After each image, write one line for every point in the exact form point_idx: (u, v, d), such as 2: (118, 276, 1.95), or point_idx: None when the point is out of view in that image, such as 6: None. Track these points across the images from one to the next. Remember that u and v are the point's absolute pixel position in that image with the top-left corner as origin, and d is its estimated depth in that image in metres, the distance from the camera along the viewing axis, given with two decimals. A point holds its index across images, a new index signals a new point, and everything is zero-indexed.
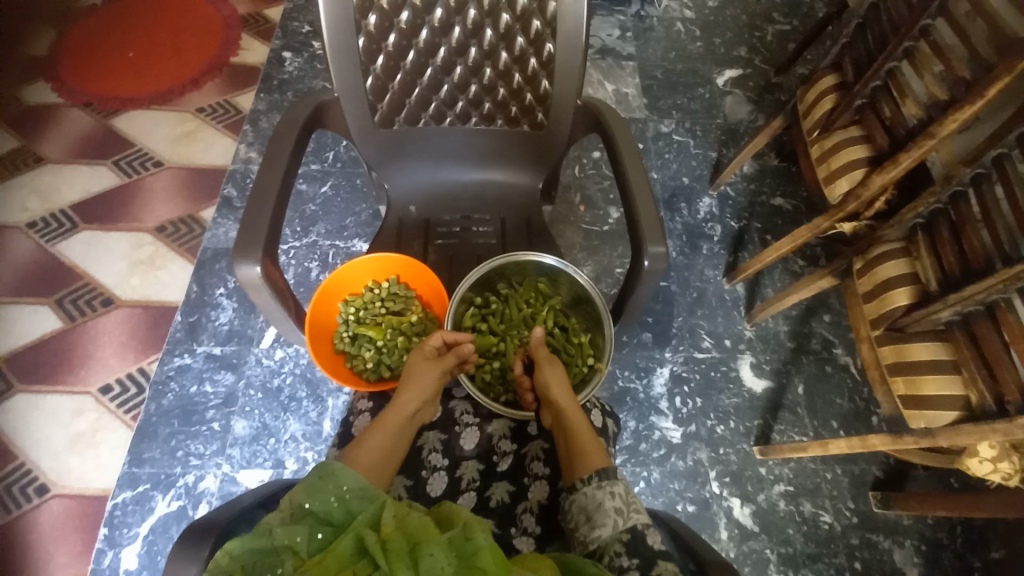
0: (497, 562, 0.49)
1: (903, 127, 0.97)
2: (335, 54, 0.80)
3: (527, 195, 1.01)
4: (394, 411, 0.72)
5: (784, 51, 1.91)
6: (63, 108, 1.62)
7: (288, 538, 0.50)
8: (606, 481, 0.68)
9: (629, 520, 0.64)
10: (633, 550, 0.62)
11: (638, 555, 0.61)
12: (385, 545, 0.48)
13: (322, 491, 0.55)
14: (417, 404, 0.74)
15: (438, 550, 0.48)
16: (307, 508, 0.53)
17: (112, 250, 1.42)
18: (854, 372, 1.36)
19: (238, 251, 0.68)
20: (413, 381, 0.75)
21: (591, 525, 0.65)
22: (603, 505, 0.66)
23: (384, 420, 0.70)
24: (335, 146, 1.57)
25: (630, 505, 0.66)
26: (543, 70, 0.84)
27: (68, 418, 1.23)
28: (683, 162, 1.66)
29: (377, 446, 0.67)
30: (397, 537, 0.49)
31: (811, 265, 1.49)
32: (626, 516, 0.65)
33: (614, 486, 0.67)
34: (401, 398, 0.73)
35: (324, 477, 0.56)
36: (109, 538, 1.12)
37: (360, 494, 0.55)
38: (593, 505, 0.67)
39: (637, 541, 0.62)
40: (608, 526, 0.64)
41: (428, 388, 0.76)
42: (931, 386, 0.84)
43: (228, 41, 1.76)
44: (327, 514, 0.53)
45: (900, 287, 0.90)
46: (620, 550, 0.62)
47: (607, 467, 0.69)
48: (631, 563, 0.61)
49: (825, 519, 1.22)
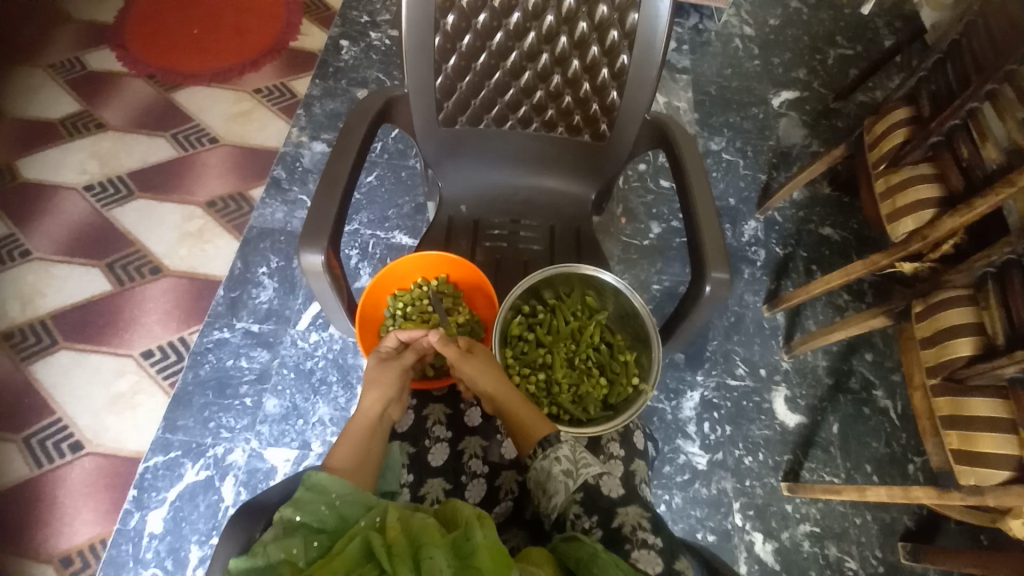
0: (495, 559, 0.48)
1: (981, 170, 0.93)
2: (411, 49, 0.80)
3: (580, 205, 1.00)
4: (360, 417, 0.72)
5: (845, 77, 1.85)
6: (128, 78, 1.68)
7: (284, 552, 0.50)
8: (549, 448, 0.67)
9: (579, 479, 0.64)
10: (591, 508, 0.63)
11: (597, 511, 0.63)
12: (390, 549, 0.48)
13: (313, 503, 0.55)
14: (383, 405, 0.74)
15: (438, 552, 0.48)
16: (298, 520, 0.53)
17: (163, 220, 1.46)
18: (893, 416, 1.31)
19: (305, 240, 0.69)
20: (376, 383, 0.76)
21: (547, 494, 0.65)
22: (552, 474, 0.65)
23: (351, 427, 0.71)
24: (384, 137, 1.59)
25: (578, 464, 0.66)
26: (613, 82, 0.83)
27: (110, 378, 1.28)
28: (731, 182, 1.63)
29: (349, 450, 0.68)
30: (401, 540, 0.49)
31: (856, 300, 1.44)
32: (576, 476, 0.64)
33: (558, 449, 0.67)
34: (366, 401, 0.74)
35: (311, 489, 0.56)
36: (138, 500, 1.15)
37: (350, 500, 0.56)
38: (545, 477, 0.66)
39: (591, 497, 0.64)
40: (562, 492, 0.64)
41: (389, 387, 0.76)
42: (986, 444, 0.81)
43: (288, 25, 1.79)
44: (320, 523, 0.54)
45: (964, 337, 0.87)
46: (579, 511, 0.63)
47: (549, 434, 0.69)
48: (592, 521, 0.63)
49: (850, 565, 1.18)
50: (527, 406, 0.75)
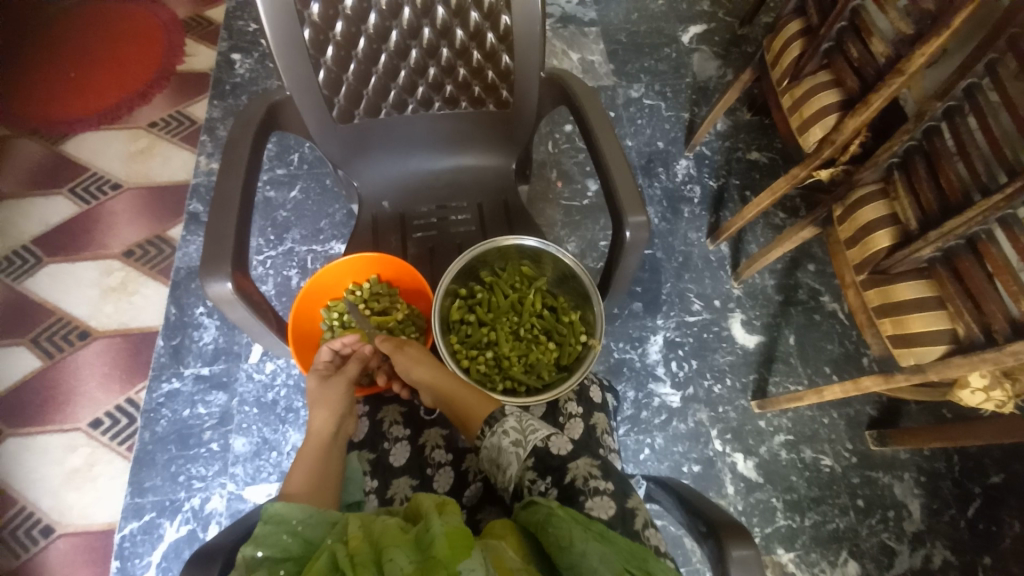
0: (454, 546, 0.48)
1: (873, 68, 0.96)
2: (281, 49, 0.76)
3: (502, 177, 0.98)
4: (311, 439, 0.71)
5: (747, 1, 1.87)
6: (7, 138, 1.54)
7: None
8: (496, 424, 0.68)
9: (529, 446, 0.65)
10: (543, 470, 0.64)
11: (550, 471, 0.64)
12: (353, 559, 0.47)
13: (273, 534, 0.53)
14: (334, 422, 0.73)
15: (398, 552, 0.47)
16: (260, 556, 0.50)
17: (81, 280, 1.37)
18: (842, 318, 1.38)
19: (205, 268, 0.66)
20: (321, 403, 0.75)
21: (502, 469, 0.66)
22: (502, 447, 0.66)
23: (304, 452, 0.70)
24: (299, 148, 1.52)
25: (527, 432, 0.66)
26: (502, 45, 0.81)
27: (61, 456, 1.20)
28: (656, 126, 1.64)
29: (303, 473, 0.66)
30: (364, 548, 0.48)
31: (792, 217, 1.49)
32: (526, 444, 0.65)
33: (504, 423, 0.68)
34: (316, 423, 0.72)
35: (268, 521, 0.53)
36: (122, 570, 1.10)
37: (312, 522, 0.54)
38: (497, 452, 0.67)
39: (542, 459, 0.64)
40: (514, 463, 0.64)
41: (338, 406, 0.75)
42: (918, 324, 0.85)
43: (171, 48, 1.67)
44: (284, 552, 0.51)
45: (881, 229, 0.91)
46: (534, 476, 0.63)
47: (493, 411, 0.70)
48: (547, 483, 0.63)
49: (825, 462, 1.25)
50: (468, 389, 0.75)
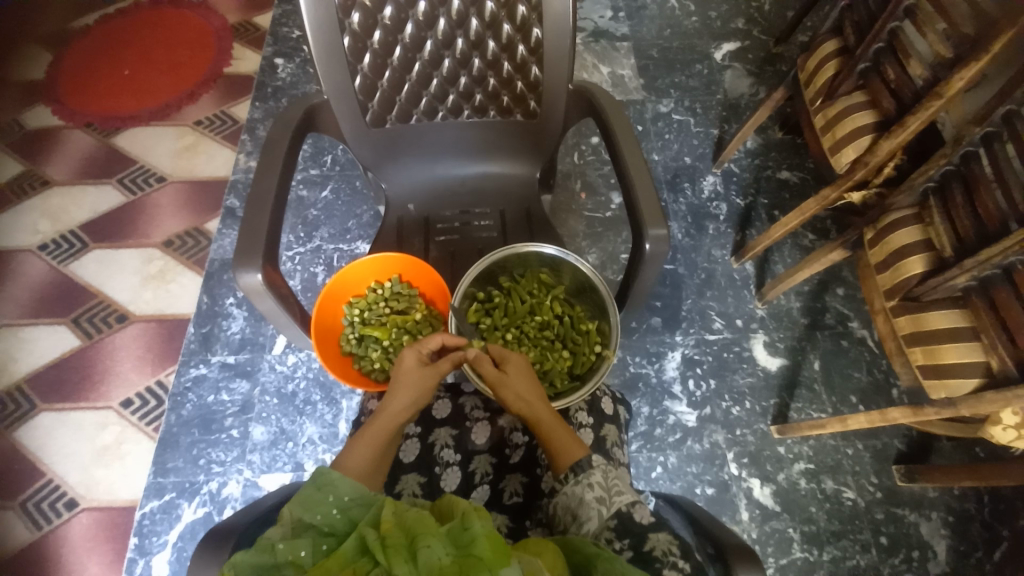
0: (495, 548, 0.48)
1: (910, 90, 0.93)
2: (321, 55, 0.80)
3: (526, 185, 1.00)
4: (383, 419, 0.69)
5: (783, 20, 1.86)
6: (65, 130, 1.64)
7: (290, 554, 0.50)
8: (582, 474, 0.66)
9: (612, 506, 0.62)
10: (623, 532, 0.59)
11: (629, 535, 0.59)
12: (384, 540, 0.48)
13: (321, 504, 0.54)
14: (406, 415, 0.71)
15: (436, 541, 0.48)
16: (306, 521, 0.53)
17: (123, 267, 1.44)
18: (871, 345, 1.33)
19: (239, 259, 0.69)
20: (403, 386, 0.72)
21: (578, 522, 0.63)
22: (584, 499, 0.64)
23: (372, 428, 0.69)
24: (333, 150, 1.57)
25: (612, 491, 0.64)
26: (532, 57, 0.83)
27: (92, 432, 1.26)
28: (684, 141, 1.63)
29: (368, 453, 0.67)
30: (395, 532, 0.49)
31: (821, 238, 1.46)
32: (609, 503, 0.62)
33: (590, 475, 0.66)
34: (394, 405, 0.70)
35: (320, 488, 0.56)
36: (140, 547, 1.15)
37: (359, 501, 0.55)
38: (576, 502, 0.64)
39: (624, 521, 0.60)
40: (595, 519, 0.61)
41: (420, 398, 0.72)
42: (951, 355, 0.82)
43: (220, 52, 1.76)
44: (329, 526, 0.53)
45: (914, 255, 0.88)
46: (610, 536, 0.60)
47: (583, 460, 0.67)
48: (623, 544, 0.58)
49: (848, 495, 1.20)
50: (560, 424, 0.72)
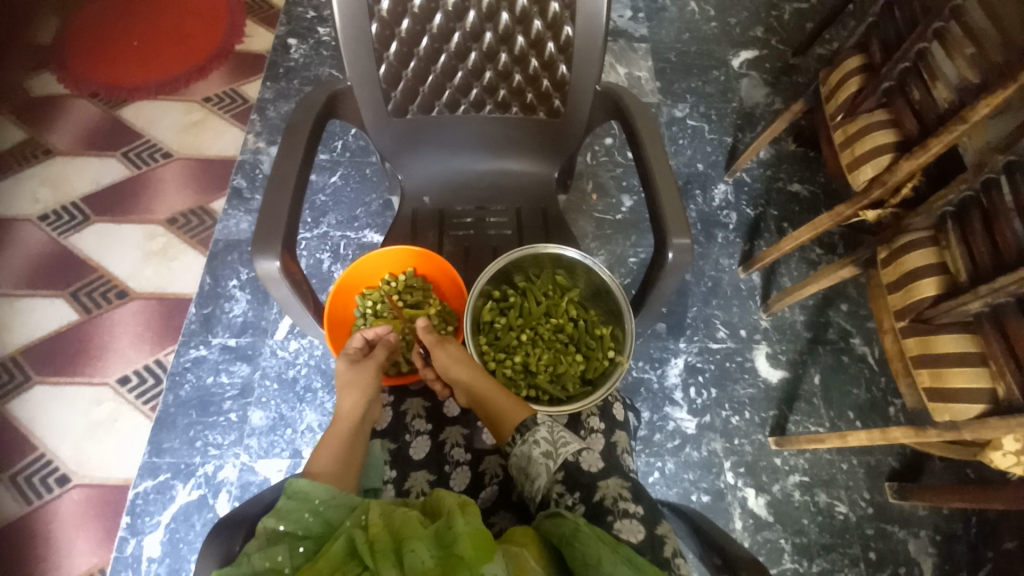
0: (474, 545, 0.48)
1: (934, 112, 0.93)
2: (347, 40, 0.78)
3: (544, 185, 0.99)
4: (341, 422, 0.73)
5: (802, 31, 1.85)
6: (70, 99, 1.61)
7: (269, 560, 0.49)
8: (527, 433, 0.69)
9: (559, 460, 0.66)
10: (573, 485, 0.65)
11: (579, 487, 0.65)
12: (372, 545, 0.48)
13: (295, 511, 0.54)
14: (362, 410, 0.75)
15: (420, 545, 0.48)
16: (281, 529, 0.52)
17: (124, 241, 1.42)
18: (871, 363, 1.34)
19: (257, 245, 0.67)
20: (353, 387, 0.77)
21: (531, 479, 0.67)
22: (532, 457, 0.67)
23: (333, 431, 0.71)
24: (343, 135, 1.55)
25: (558, 444, 0.68)
26: (561, 55, 0.82)
27: (87, 408, 1.25)
28: (697, 148, 1.63)
29: (331, 455, 0.68)
30: (381, 535, 0.49)
31: (828, 254, 1.46)
32: (556, 457, 0.67)
33: (535, 432, 0.69)
34: (345, 404, 0.75)
35: (292, 497, 0.55)
36: (132, 526, 1.14)
37: (334, 504, 0.55)
38: (526, 461, 0.68)
39: (572, 475, 0.66)
40: (544, 475, 0.66)
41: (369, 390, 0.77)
42: (958, 379, 0.82)
43: (233, 28, 1.73)
44: (305, 531, 0.53)
45: (928, 278, 0.88)
46: (561, 490, 0.65)
47: (525, 418, 0.71)
48: (575, 497, 0.64)
49: (840, 509, 1.21)
50: (497, 389, 0.76)
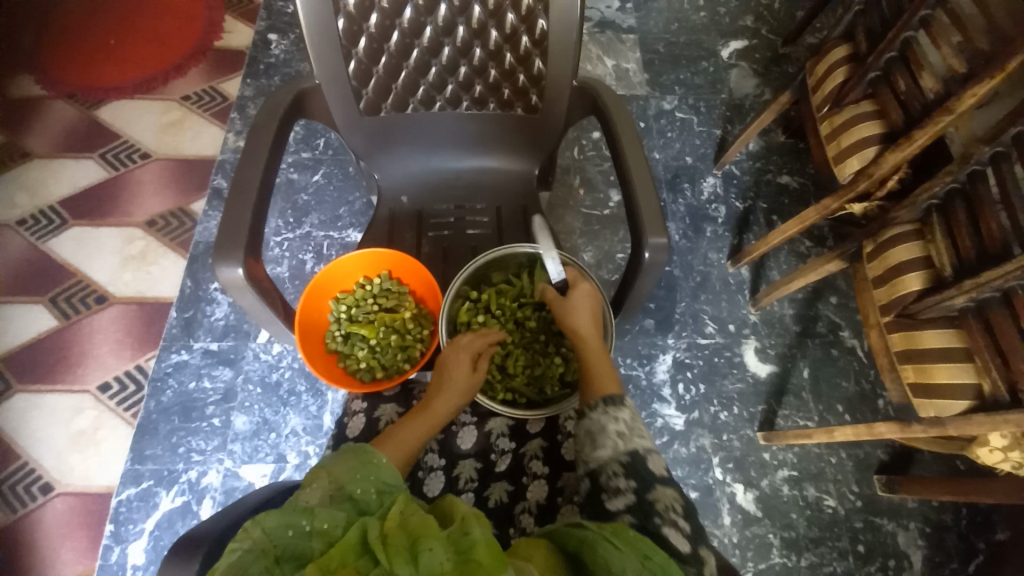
0: (495, 555, 0.47)
1: (919, 102, 0.91)
2: (312, 37, 0.76)
3: (524, 182, 0.97)
4: (432, 410, 0.71)
5: (792, 20, 1.82)
6: (45, 100, 1.57)
7: (325, 520, 0.50)
8: (612, 407, 0.67)
9: (630, 443, 0.63)
10: (632, 470, 0.61)
11: (637, 477, 0.60)
12: (386, 540, 0.48)
13: (362, 480, 0.56)
14: (453, 408, 0.72)
15: (438, 545, 0.47)
16: (347, 492, 0.55)
17: (103, 245, 1.40)
18: (860, 355, 1.34)
19: (218, 252, 0.65)
20: (452, 380, 0.73)
21: (594, 446, 0.65)
22: (605, 429, 0.65)
23: (420, 417, 0.70)
24: (326, 133, 1.53)
25: (634, 431, 0.65)
26: (536, 49, 0.80)
27: (69, 416, 1.23)
28: (686, 140, 1.60)
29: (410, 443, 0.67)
30: (397, 532, 0.49)
31: (818, 246, 1.45)
32: (628, 440, 0.64)
33: (619, 412, 0.66)
34: (441, 396, 0.72)
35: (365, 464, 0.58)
36: (116, 534, 1.12)
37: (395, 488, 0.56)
38: (597, 430, 0.66)
39: (636, 463, 0.62)
40: (609, 448, 0.64)
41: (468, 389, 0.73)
42: (942, 375, 0.81)
43: (211, 24, 1.69)
44: (365, 504, 0.54)
45: (912, 272, 0.86)
46: (618, 471, 0.62)
47: (614, 395, 0.68)
48: (628, 484, 0.60)
49: (829, 503, 1.21)
50: (603, 361, 0.74)
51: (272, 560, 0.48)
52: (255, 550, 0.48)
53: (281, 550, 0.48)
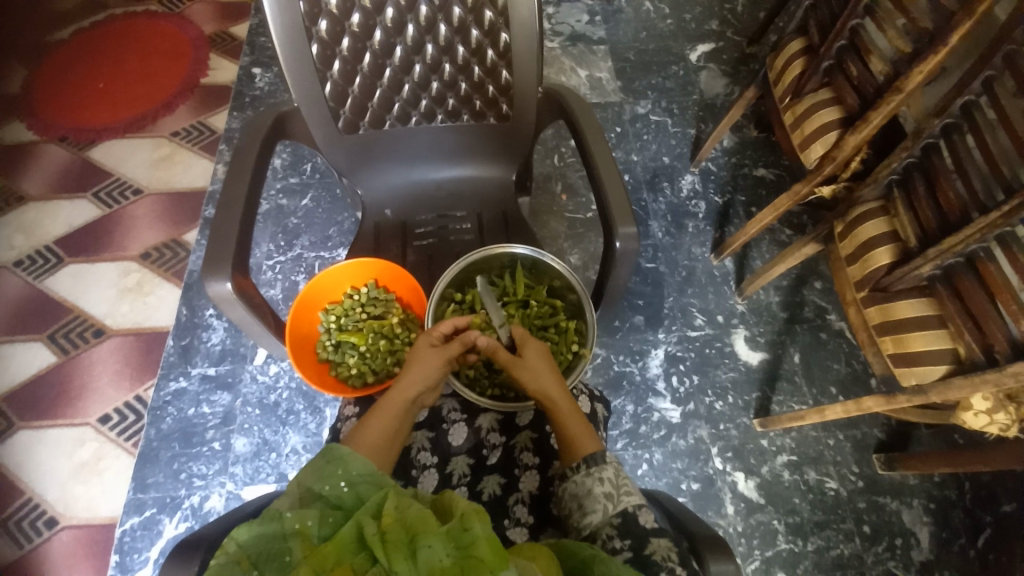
0: (495, 551, 0.50)
1: (872, 85, 0.96)
2: (290, 62, 0.80)
3: (501, 188, 1.00)
4: (396, 394, 0.71)
5: (756, 21, 1.89)
6: (39, 145, 1.62)
7: (298, 523, 0.51)
8: (595, 467, 0.66)
9: (619, 504, 0.63)
10: (625, 531, 0.61)
11: (630, 536, 0.60)
12: (384, 536, 0.49)
13: (332, 475, 0.56)
14: (420, 389, 0.72)
15: (437, 541, 0.49)
16: (316, 492, 0.55)
17: (99, 280, 1.42)
18: (849, 337, 1.36)
19: (206, 269, 0.68)
20: (418, 364, 0.74)
21: (583, 512, 0.64)
22: (592, 491, 0.65)
23: (385, 405, 0.70)
24: (312, 158, 1.57)
25: (621, 489, 0.65)
26: (502, 61, 0.84)
27: (70, 449, 1.24)
28: (662, 141, 1.65)
29: (381, 429, 0.68)
30: (396, 528, 0.50)
31: (798, 234, 1.48)
32: (617, 501, 0.64)
33: (603, 470, 0.66)
34: (406, 381, 0.72)
35: (332, 462, 0.57)
36: (121, 565, 1.12)
37: (367, 478, 0.56)
38: (584, 492, 0.66)
39: (628, 522, 0.61)
40: (599, 512, 0.63)
41: (432, 373, 0.73)
42: (918, 343, 0.84)
43: (197, 63, 1.75)
44: (337, 499, 0.55)
45: (881, 246, 0.89)
46: (612, 533, 0.61)
47: (595, 452, 0.68)
48: (623, 544, 0.60)
49: (830, 485, 1.22)
50: (575, 414, 0.71)
51: (249, 567, 0.48)
52: (230, 562, 0.49)
53: (257, 557, 0.49)
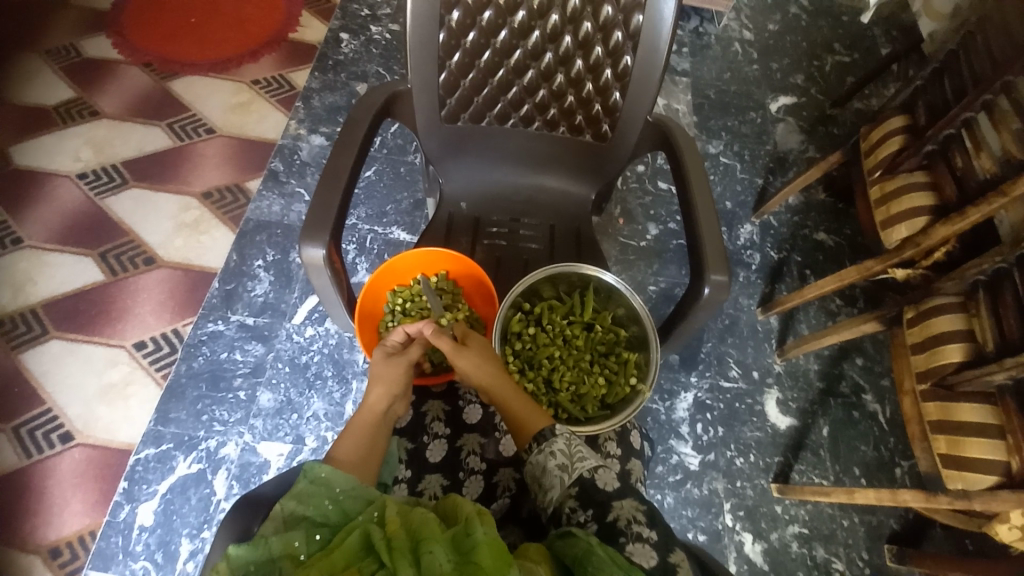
0: (495, 555, 0.49)
1: (974, 180, 0.94)
2: (415, 45, 0.81)
3: (579, 205, 1.00)
4: (365, 412, 0.73)
5: (841, 84, 1.87)
6: (123, 65, 1.65)
7: (285, 545, 0.51)
8: (544, 443, 0.67)
9: (574, 473, 0.64)
10: (585, 501, 0.62)
11: (592, 505, 0.62)
12: (389, 542, 0.49)
13: (315, 497, 0.56)
14: (387, 400, 0.74)
15: (438, 547, 0.49)
16: (300, 514, 0.55)
17: (158, 210, 1.45)
18: (881, 421, 1.33)
19: (306, 233, 0.69)
20: (379, 379, 0.76)
21: (544, 489, 0.66)
22: (547, 468, 0.66)
23: (355, 422, 0.72)
24: (382, 133, 1.58)
25: (574, 458, 0.65)
26: (616, 83, 0.84)
27: (101, 367, 1.26)
28: (728, 185, 1.64)
29: (354, 444, 0.69)
30: (401, 534, 0.50)
31: (848, 306, 1.46)
32: (571, 470, 0.64)
33: (553, 443, 0.67)
34: (371, 398, 0.74)
35: (314, 483, 0.57)
36: (128, 492, 1.14)
37: (353, 494, 0.57)
38: (541, 471, 0.67)
39: (586, 491, 0.63)
40: (557, 487, 0.64)
41: (393, 385, 0.76)
42: (976, 449, 0.82)
43: (289, 17, 1.78)
44: (323, 517, 0.55)
45: (953, 344, 0.88)
46: (574, 505, 0.62)
47: (544, 429, 0.69)
48: (587, 515, 0.62)
49: (836, 566, 1.20)
50: (521, 397, 0.74)
51: None
52: None
53: None
